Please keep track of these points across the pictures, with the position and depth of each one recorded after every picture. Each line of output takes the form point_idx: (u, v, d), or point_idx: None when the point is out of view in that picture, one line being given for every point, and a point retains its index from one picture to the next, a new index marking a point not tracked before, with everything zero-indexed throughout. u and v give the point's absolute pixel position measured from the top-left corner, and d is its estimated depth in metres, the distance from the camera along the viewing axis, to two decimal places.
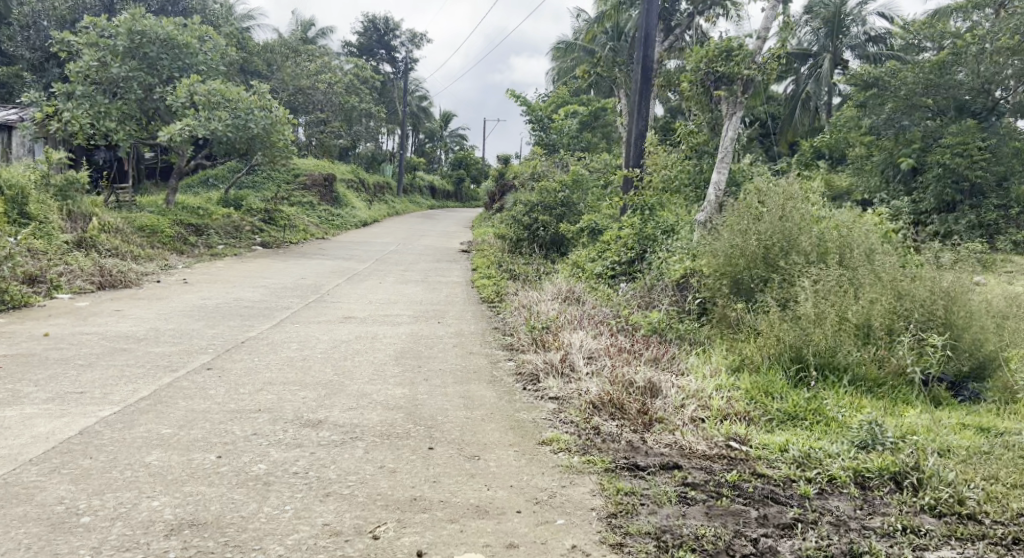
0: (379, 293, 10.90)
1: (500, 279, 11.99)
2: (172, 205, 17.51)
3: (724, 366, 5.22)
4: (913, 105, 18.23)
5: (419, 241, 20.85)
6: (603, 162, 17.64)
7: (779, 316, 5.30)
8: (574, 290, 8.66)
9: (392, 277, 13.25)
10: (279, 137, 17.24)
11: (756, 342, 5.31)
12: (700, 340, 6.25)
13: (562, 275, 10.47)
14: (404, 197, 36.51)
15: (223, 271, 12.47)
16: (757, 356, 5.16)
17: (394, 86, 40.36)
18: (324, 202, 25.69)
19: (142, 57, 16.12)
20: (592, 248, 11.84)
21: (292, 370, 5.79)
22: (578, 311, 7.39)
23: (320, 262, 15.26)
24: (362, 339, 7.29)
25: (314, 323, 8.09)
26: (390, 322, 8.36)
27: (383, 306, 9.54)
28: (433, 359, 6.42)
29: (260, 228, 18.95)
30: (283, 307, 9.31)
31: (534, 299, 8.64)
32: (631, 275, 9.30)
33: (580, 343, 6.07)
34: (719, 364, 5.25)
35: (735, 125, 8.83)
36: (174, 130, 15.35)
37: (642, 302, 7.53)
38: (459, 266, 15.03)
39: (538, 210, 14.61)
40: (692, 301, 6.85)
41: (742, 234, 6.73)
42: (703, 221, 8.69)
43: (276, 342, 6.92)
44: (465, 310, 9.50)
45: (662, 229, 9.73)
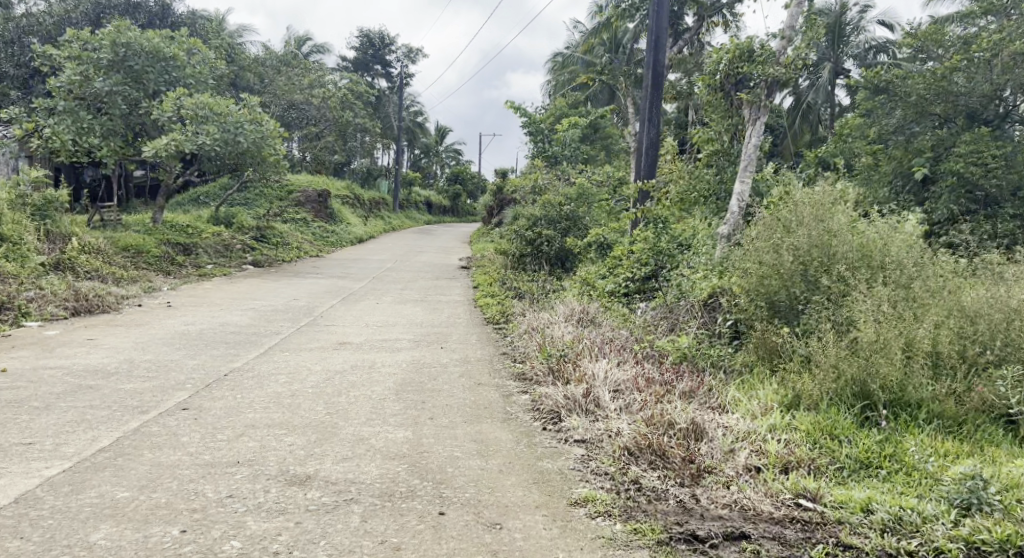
0: (376, 315, 10.23)
1: (504, 298, 11.33)
2: (160, 224, 16.86)
3: (775, 402, 4.62)
4: (922, 112, 17.66)
5: (417, 258, 20.20)
6: (607, 174, 17.03)
7: (836, 345, 4.68)
8: (586, 311, 8.01)
9: (390, 296, 12.59)
10: (269, 151, 16.60)
11: (810, 374, 4.69)
12: (737, 368, 5.62)
13: (570, 294, 9.81)
14: (400, 213, 35.90)
15: (211, 293, 11.79)
16: (815, 392, 4.55)
17: (389, 101, 39.89)
18: (318, 218, 25.07)
19: (127, 69, 15.48)
20: (601, 264, 11.20)
21: (280, 408, 5.12)
22: (595, 335, 6.74)
23: (315, 281, 14.60)
24: (359, 368, 6.63)
25: (306, 350, 7.43)
26: (388, 348, 7.69)
27: (381, 330, 8.87)
28: (439, 392, 5.75)
29: (252, 247, 18.29)
30: (273, 332, 8.63)
31: (544, 321, 7.96)
32: (647, 295, 8.66)
33: (604, 373, 5.39)
34: (768, 401, 4.65)
35: (759, 131, 8.19)
36: (160, 145, 14.71)
37: (666, 324, 6.87)
38: (459, 284, 14.36)
39: (541, 224, 13.96)
40: (724, 324, 6.22)
41: (776, 247, 6.07)
42: (727, 238, 8.09)
43: (262, 375, 6.23)
44: (469, 333, 8.84)
45: (677, 243, 9.11)
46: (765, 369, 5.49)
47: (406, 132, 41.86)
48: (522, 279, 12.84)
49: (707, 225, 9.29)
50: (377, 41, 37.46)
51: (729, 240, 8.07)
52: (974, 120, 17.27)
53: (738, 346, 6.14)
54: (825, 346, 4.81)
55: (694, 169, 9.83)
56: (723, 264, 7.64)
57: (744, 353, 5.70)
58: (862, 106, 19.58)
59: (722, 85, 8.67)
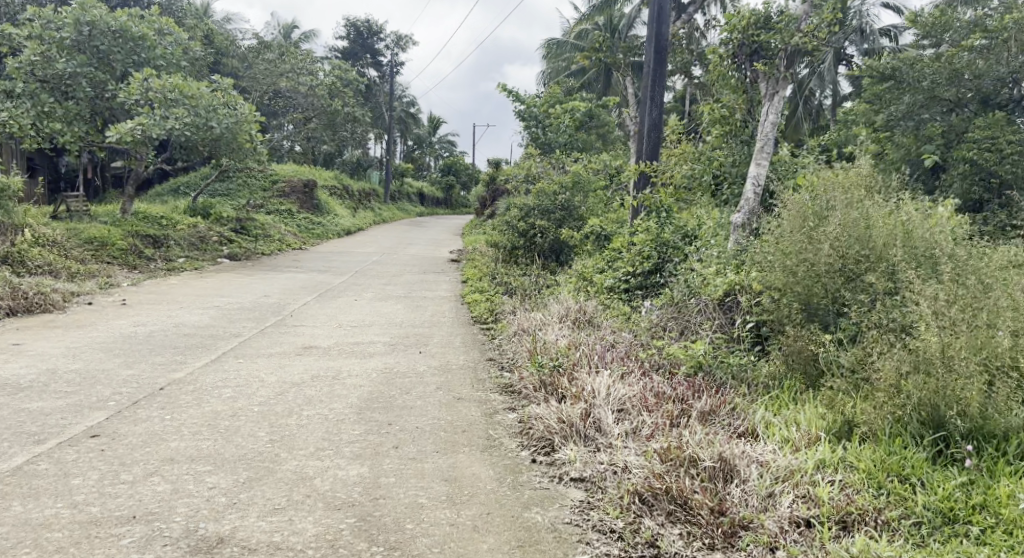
0: (353, 313, 9.33)
1: (493, 294, 10.43)
2: (131, 215, 15.89)
3: (817, 431, 3.88)
4: (934, 98, 16.62)
5: (406, 251, 19.28)
6: (604, 162, 16.15)
7: (898, 361, 3.90)
8: (583, 309, 7.12)
9: (371, 292, 11.69)
10: (244, 137, 15.67)
11: (868, 400, 3.90)
12: (765, 383, 4.81)
13: (565, 290, 8.94)
14: (392, 204, 34.98)
15: (174, 289, 10.86)
16: (875, 418, 3.79)
17: (380, 90, 38.90)
18: (304, 209, 24.10)
19: (92, 50, 14.50)
20: (599, 257, 10.33)
21: (214, 433, 4.22)
22: (591, 339, 5.85)
23: (293, 275, 13.73)
24: (322, 378, 5.74)
25: (265, 356, 6.54)
26: (359, 353, 6.80)
27: (355, 332, 7.96)
28: (411, 409, 4.88)
29: (229, 239, 17.35)
30: (233, 334, 7.69)
31: (535, 322, 7.06)
32: (651, 292, 7.80)
33: (604, 388, 4.52)
34: (811, 430, 3.90)
35: (777, 106, 7.28)
36: (124, 129, 13.76)
37: (675, 327, 5.98)
38: (447, 278, 13.48)
39: (534, 214, 13.12)
40: (745, 328, 5.39)
41: (807, 238, 5.20)
42: (741, 225, 7.19)
43: (203, 387, 5.33)
44: (452, 334, 7.95)
45: (682, 233, 8.25)
46: (800, 383, 4.69)
47: (397, 121, 40.83)
48: (514, 273, 11.96)
49: (715, 211, 8.43)
50: (366, 28, 36.39)
51: (743, 229, 7.19)
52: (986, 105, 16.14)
53: (762, 354, 5.32)
54: (882, 360, 4.02)
55: (702, 152, 8.92)
56: (741, 257, 6.76)
57: (771, 362, 4.89)
58: (869, 91, 18.72)
59: (736, 58, 7.79)
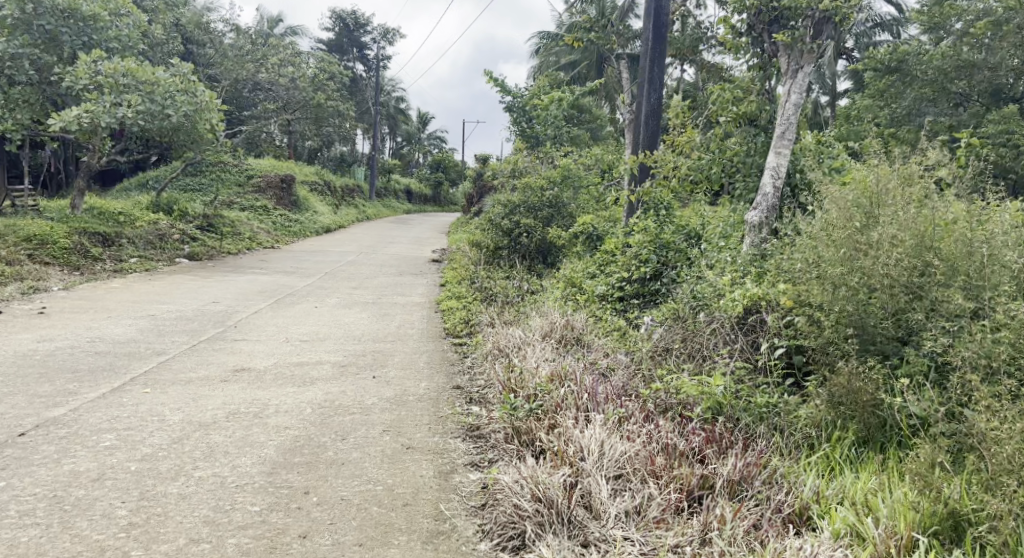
0: (307, 324, 8.13)
1: (471, 300, 9.32)
2: (81, 210, 14.65)
3: (911, 530, 2.91)
4: (946, 89, 15.87)
5: (385, 250, 18.07)
6: (595, 157, 15.03)
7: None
8: (570, 324, 5.93)
9: (337, 297, 10.53)
10: (205, 127, 14.45)
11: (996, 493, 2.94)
12: (807, 432, 3.71)
13: (551, 299, 7.83)
14: (377, 201, 33.77)
15: (112, 294, 9.64)
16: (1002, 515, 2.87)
17: (367, 84, 37.62)
18: (281, 206, 22.80)
19: (37, 29, 13.24)
20: (590, 259, 9.20)
21: (53, 511, 3.13)
22: (576, 365, 4.69)
23: (255, 277, 12.53)
24: (241, 415, 4.55)
25: (183, 384, 5.34)
26: (300, 379, 5.61)
27: (302, 349, 6.78)
28: (342, 465, 3.73)
29: (192, 237, 16.13)
30: (157, 351, 6.49)
31: (512, 343, 5.86)
32: (649, 303, 6.83)
33: (597, 442, 3.39)
34: (901, 526, 2.94)
35: (801, 85, 6.10)
36: (68, 117, 12.45)
37: (684, 352, 4.83)
38: (424, 281, 12.34)
39: (520, 211, 12.09)
40: (775, 356, 4.29)
41: (863, 251, 4.14)
42: (756, 224, 6.06)
43: (81, 430, 4.13)
44: (418, 352, 6.78)
45: (685, 233, 7.34)
46: (856, 437, 3.64)
47: (385, 117, 39.49)
48: (497, 277, 10.77)
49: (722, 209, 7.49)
50: (352, 20, 35.04)
51: (761, 227, 6.04)
52: (999, 98, 15.74)
53: (796, 390, 4.23)
54: (995, 429, 3.07)
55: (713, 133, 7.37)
56: (762, 264, 5.62)
57: (811, 402, 3.83)
58: (872, 86, 17.74)
59: (754, 29, 6.62)
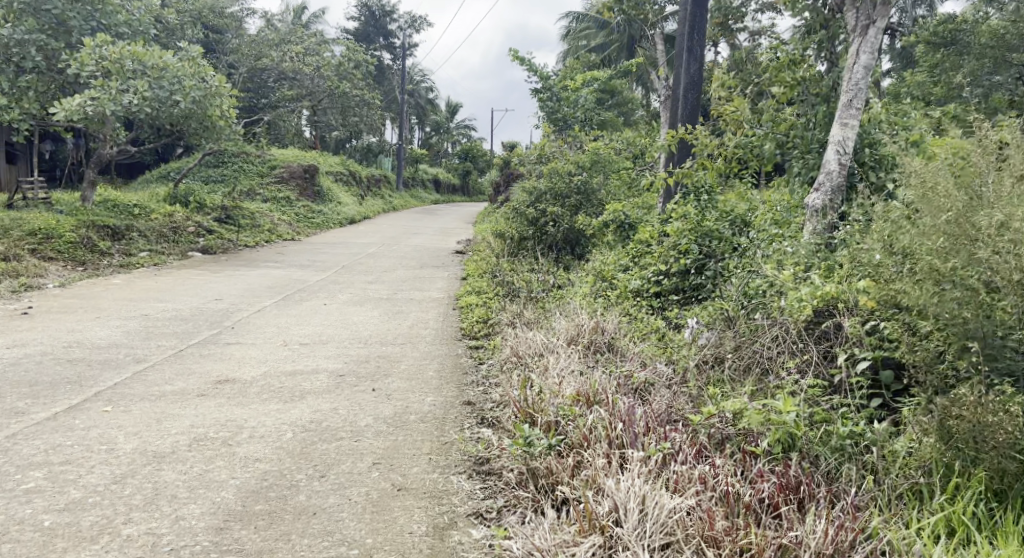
0: (311, 325, 7.41)
1: (492, 295, 8.55)
2: (92, 203, 14.15)
3: None
4: (1008, 62, 14.65)
5: (408, 241, 17.36)
6: (628, 141, 14.12)
7: None
8: (600, 327, 5.11)
9: (350, 292, 9.81)
10: (218, 115, 13.82)
11: None
12: (912, 477, 2.87)
13: (579, 296, 7.10)
14: (405, 191, 33.15)
15: (110, 291, 9.02)
16: None
17: (394, 72, 36.89)
18: (305, 197, 22.11)
19: (44, 15, 12.72)
20: (622, 249, 8.38)
21: None
22: (607, 383, 3.88)
23: (266, 272, 11.86)
24: (206, 444, 3.80)
25: (151, 401, 4.60)
26: (289, 394, 4.85)
27: (300, 355, 6.05)
28: (312, 517, 3.00)
29: (208, 229, 15.56)
30: (137, 358, 5.80)
31: (533, 351, 5.06)
32: (691, 299, 6.39)
33: (636, 502, 2.65)
34: None
35: (873, 42, 5.13)
36: (71, 105, 11.90)
37: (740, 364, 4.00)
38: (445, 274, 11.59)
39: (546, 199, 11.36)
40: (859, 372, 3.45)
41: (977, 242, 3.22)
42: (820, 207, 5.21)
43: (9, 465, 3.42)
44: (428, 357, 6.02)
45: (731, 220, 6.94)
46: (983, 488, 2.79)
47: (412, 106, 38.73)
48: (522, 270, 9.95)
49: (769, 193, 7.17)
50: (378, 7, 34.29)
51: (826, 211, 5.18)
52: None
53: (886, 415, 3.39)
54: None
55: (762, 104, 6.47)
56: (828, 256, 4.77)
57: (913, 435, 2.99)
58: (925, 61, 16.52)
59: None
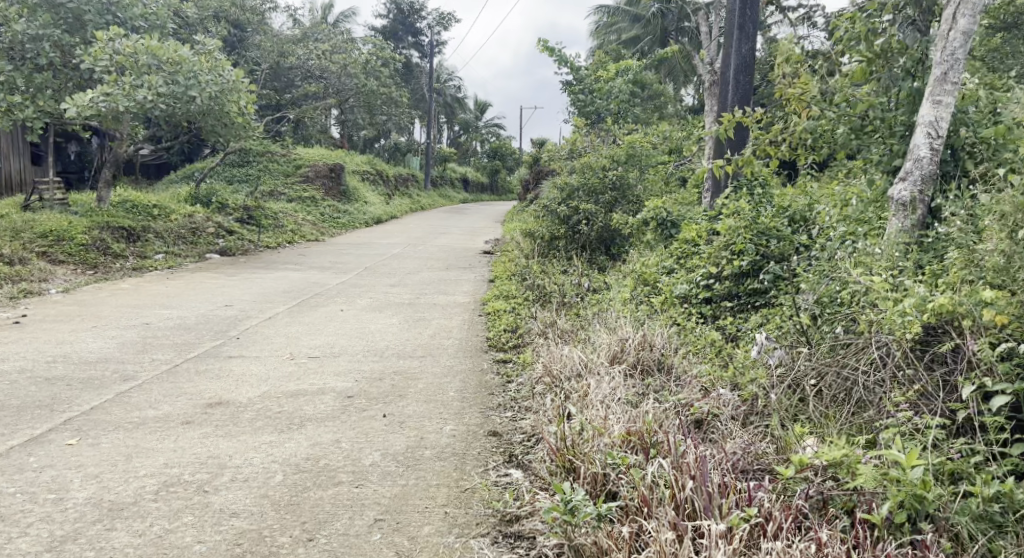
0: (324, 334, 6.77)
1: (521, 299, 7.88)
2: (108, 204, 13.71)
3: None
4: None
5: (434, 241, 16.72)
6: (664, 135, 13.31)
7: None
8: (648, 341, 4.38)
9: (370, 296, 9.18)
10: (237, 111, 13.25)
11: None
12: None
13: (618, 301, 6.45)
14: (433, 190, 32.57)
15: (115, 297, 8.47)
16: None
17: (422, 71, 36.32)
18: (330, 197, 21.55)
19: (59, 9, 12.30)
20: (664, 249, 7.65)
21: None
22: (664, 421, 3.21)
23: (284, 275, 11.30)
24: (176, 491, 3.16)
25: (126, 430, 3.97)
26: (286, 421, 4.19)
27: (307, 370, 5.41)
28: None
29: (228, 230, 15.06)
30: (124, 376, 5.17)
31: (569, 371, 4.34)
32: (745, 305, 5.77)
33: None
34: None
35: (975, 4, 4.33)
36: (82, 101, 11.39)
37: (829, 397, 3.33)
38: (472, 276, 10.92)
39: (579, 195, 10.66)
40: (996, 411, 2.71)
41: None
42: (908, 201, 4.43)
43: None
44: (451, 372, 5.35)
45: (787, 218, 6.32)
46: None
47: (440, 105, 38.07)
48: (554, 272, 9.20)
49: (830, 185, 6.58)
50: (406, 4, 33.68)
51: (916, 206, 4.41)
52: None
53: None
54: None
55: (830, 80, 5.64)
56: (923, 259, 4.04)
57: None
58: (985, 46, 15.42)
59: None
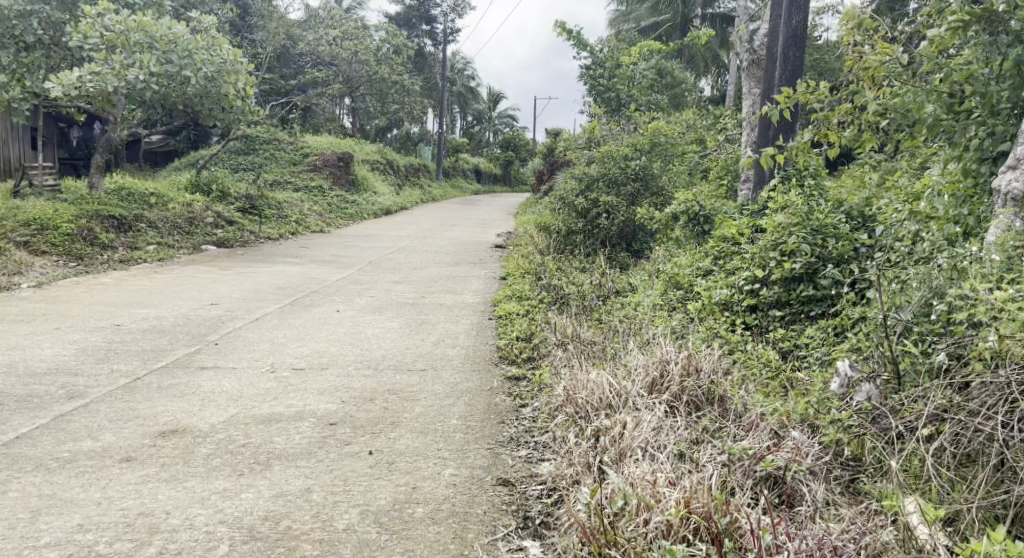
0: (314, 340, 5.98)
1: (535, 301, 7.09)
2: (100, 190, 12.98)
3: None
4: None
5: (444, 233, 15.91)
6: (689, 123, 12.42)
7: None
8: (694, 365, 3.57)
9: (370, 294, 8.39)
10: (235, 95, 12.43)
11: None
12: None
13: (647, 307, 5.64)
14: (445, 181, 31.76)
15: (91, 293, 7.70)
16: None
17: (434, 59, 35.45)
18: (338, 186, 20.78)
19: None
20: (697, 247, 6.81)
21: None
22: (736, 495, 2.49)
23: (282, 269, 10.52)
24: None
25: (46, 471, 3.17)
26: (249, 461, 3.39)
27: (287, 387, 4.63)
28: None
29: (227, 220, 14.30)
30: (68, 392, 4.38)
31: (597, 403, 3.54)
32: (799, 316, 4.96)
33: None
34: None
35: None
36: (67, 79, 10.56)
37: (944, 463, 2.67)
38: (482, 271, 10.12)
39: (599, 187, 9.86)
40: None
41: None
42: (1021, 193, 3.61)
43: None
44: (455, 391, 4.56)
45: (843, 213, 5.51)
46: None
47: (453, 95, 37.21)
48: (572, 271, 8.38)
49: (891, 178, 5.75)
50: None
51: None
52: None
53: None
54: None
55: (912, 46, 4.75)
56: None
57: None
58: None
59: None
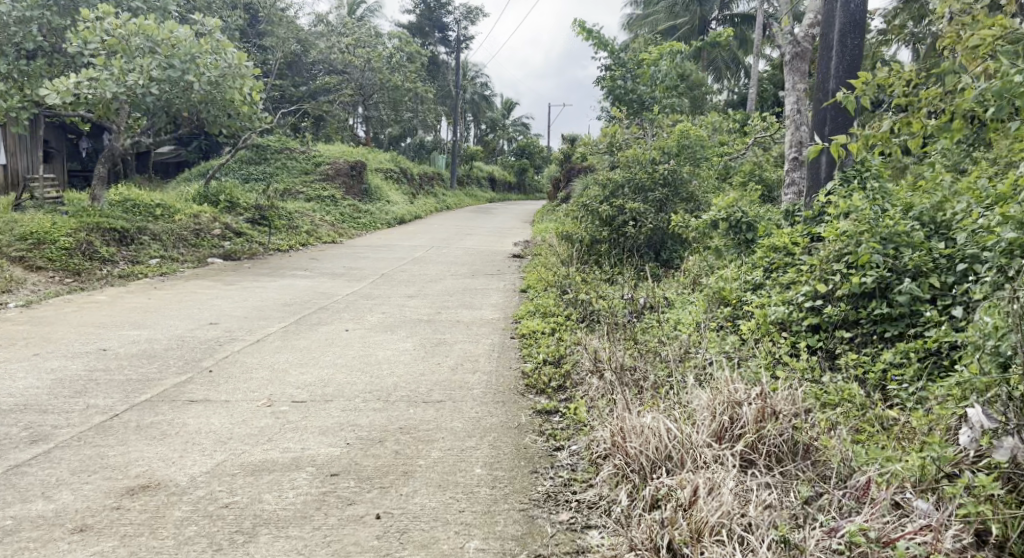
0: (318, 365, 5.38)
1: (562, 318, 6.46)
2: (104, 204, 12.33)
3: None
4: None
5: (460, 243, 15.32)
6: (717, 124, 11.72)
7: None
8: (773, 408, 2.93)
9: (381, 310, 7.80)
10: (241, 100, 11.89)
11: None
12: None
13: (690, 326, 4.99)
14: (459, 189, 31.18)
15: (82, 312, 7.14)
16: None
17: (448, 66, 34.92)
18: (350, 196, 20.25)
19: None
20: (741, 256, 6.15)
21: None
22: None
23: (290, 282, 9.94)
24: None
25: None
26: (230, 530, 2.82)
27: (284, 424, 4.02)
28: None
29: (235, 230, 13.76)
30: (32, 436, 3.78)
31: (653, 453, 2.91)
32: (871, 338, 4.31)
33: None
34: None
35: None
36: (63, 84, 10.05)
37: None
38: (501, 284, 9.50)
39: (624, 193, 9.21)
40: None
41: None
42: None
43: None
44: (476, 428, 3.92)
45: (915, 219, 4.82)
46: None
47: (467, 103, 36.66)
48: (600, 283, 7.74)
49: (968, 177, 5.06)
50: None
51: None
52: None
53: None
54: None
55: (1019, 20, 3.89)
56: None
57: None
58: None
59: None
